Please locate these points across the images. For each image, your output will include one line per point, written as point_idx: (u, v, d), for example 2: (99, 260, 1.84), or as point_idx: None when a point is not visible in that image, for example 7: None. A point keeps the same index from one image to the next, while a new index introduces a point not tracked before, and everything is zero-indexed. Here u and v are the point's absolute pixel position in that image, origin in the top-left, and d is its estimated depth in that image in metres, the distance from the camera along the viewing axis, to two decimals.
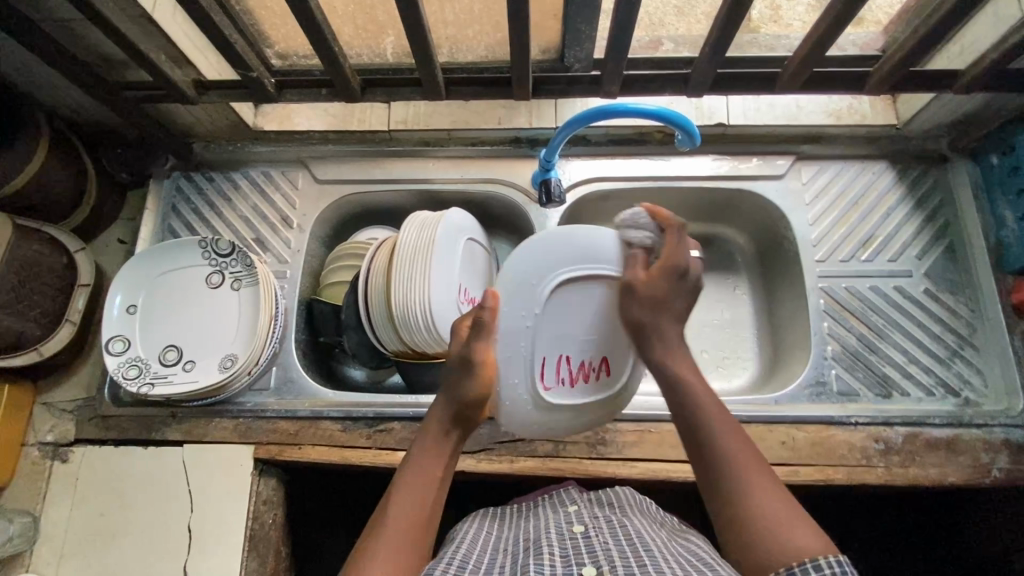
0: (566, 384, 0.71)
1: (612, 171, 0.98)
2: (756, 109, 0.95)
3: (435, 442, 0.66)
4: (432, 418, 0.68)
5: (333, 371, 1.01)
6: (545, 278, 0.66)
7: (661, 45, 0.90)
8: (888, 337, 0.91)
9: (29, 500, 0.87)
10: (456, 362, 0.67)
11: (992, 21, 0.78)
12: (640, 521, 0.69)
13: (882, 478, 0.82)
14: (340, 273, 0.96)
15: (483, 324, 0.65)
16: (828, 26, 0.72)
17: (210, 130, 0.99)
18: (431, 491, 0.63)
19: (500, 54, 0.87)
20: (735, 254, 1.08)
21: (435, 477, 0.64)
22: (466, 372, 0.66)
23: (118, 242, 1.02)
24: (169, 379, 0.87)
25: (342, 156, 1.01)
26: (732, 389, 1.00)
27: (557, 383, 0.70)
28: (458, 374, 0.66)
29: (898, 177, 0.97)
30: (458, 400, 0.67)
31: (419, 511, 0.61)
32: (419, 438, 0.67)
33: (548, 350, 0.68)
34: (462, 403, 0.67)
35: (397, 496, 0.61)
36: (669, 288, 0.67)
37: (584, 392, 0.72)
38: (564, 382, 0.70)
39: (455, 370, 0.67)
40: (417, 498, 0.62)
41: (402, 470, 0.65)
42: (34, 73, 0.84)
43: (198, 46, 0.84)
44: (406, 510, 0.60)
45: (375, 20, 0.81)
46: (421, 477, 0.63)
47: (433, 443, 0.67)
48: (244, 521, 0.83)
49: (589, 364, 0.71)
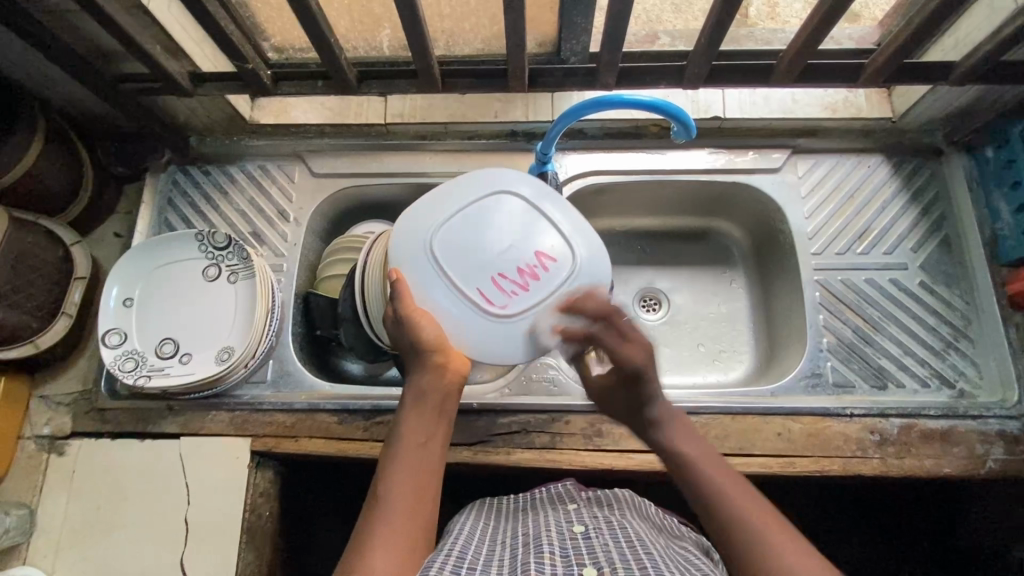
0: (520, 292, 0.68)
1: (609, 164, 0.98)
2: (752, 102, 0.96)
3: (410, 410, 0.63)
4: (406, 390, 0.65)
5: (331, 364, 1.01)
6: (414, 241, 0.69)
7: (658, 40, 0.91)
8: (884, 330, 0.92)
9: (25, 492, 0.87)
10: (398, 326, 0.67)
11: (987, 13, 0.78)
12: (638, 522, 0.69)
13: (877, 469, 0.83)
14: (336, 267, 0.96)
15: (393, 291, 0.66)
16: (822, 19, 0.72)
17: (207, 124, 0.99)
18: (419, 461, 0.59)
19: (496, 47, 0.88)
20: (731, 248, 1.08)
21: (417, 445, 0.60)
22: (407, 327, 0.66)
23: (114, 235, 1.02)
24: (165, 372, 0.87)
25: (339, 150, 1.01)
26: (729, 382, 1.00)
27: (511, 298, 0.68)
28: (403, 331, 0.66)
29: (893, 170, 0.98)
30: (417, 353, 0.66)
31: (411, 486, 0.57)
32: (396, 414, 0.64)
33: (473, 281, 0.68)
34: (421, 355, 0.65)
35: (386, 474, 0.58)
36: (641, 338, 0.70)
37: (544, 288, 0.68)
38: (517, 292, 0.68)
39: (398, 334, 0.67)
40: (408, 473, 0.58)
41: (387, 449, 0.61)
42: (31, 65, 0.84)
43: (195, 39, 0.84)
44: (399, 489, 0.57)
45: (371, 12, 0.82)
46: (406, 450, 0.60)
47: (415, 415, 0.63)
48: (241, 513, 0.83)
49: (527, 266, 0.68)
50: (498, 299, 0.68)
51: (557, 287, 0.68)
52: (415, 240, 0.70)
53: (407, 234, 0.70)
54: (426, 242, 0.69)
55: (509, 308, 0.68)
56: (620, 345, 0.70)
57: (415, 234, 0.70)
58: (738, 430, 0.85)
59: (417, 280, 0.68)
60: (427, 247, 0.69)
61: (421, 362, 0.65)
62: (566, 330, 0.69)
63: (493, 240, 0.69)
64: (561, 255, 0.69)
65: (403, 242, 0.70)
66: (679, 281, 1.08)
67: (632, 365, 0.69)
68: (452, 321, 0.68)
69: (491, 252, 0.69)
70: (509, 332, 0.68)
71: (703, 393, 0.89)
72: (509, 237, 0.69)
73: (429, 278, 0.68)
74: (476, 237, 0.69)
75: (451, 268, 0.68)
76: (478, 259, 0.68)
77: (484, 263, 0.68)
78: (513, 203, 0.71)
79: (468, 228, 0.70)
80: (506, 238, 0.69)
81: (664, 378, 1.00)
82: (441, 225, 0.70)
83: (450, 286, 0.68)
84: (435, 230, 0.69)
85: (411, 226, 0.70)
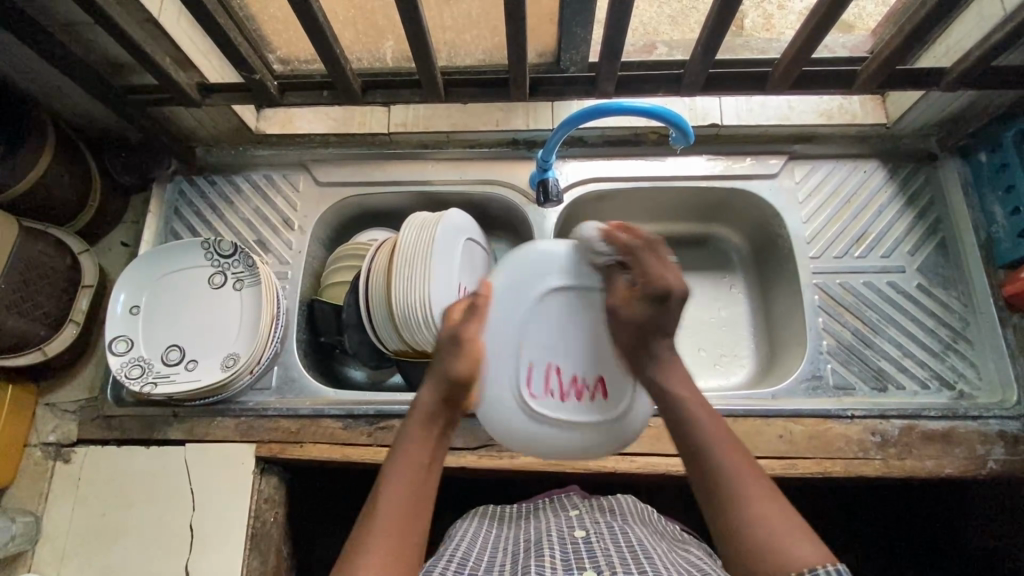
0: (555, 397, 0.69)
1: (608, 172, 1.00)
2: (748, 110, 0.97)
3: (419, 430, 0.65)
4: (416, 404, 0.66)
5: (333, 371, 1.02)
6: (513, 272, 0.70)
7: (655, 50, 0.92)
8: (882, 332, 0.92)
9: (31, 500, 0.87)
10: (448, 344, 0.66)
11: (977, 21, 0.80)
12: (640, 529, 0.69)
13: (879, 470, 0.83)
14: (340, 274, 0.97)
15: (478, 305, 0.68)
16: (814, 27, 0.73)
17: (213, 135, 1.01)
18: (419, 488, 0.61)
19: (497, 58, 0.90)
20: (731, 253, 1.09)
21: (423, 468, 0.63)
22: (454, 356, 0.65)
23: (121, 245, 1.04)
24: (172, 378, 0.88)
25: (342, 159, 1.03)
26: (729, 386, 1.01)
27: (545, 394, 0.69)
28: (448, 353, 0.66)
29: (889, 175, 0.99)
30: (446, 379, 0.65)
31: (408, 511, 0.59)
32: (405, 426, 0.65)
33: (535, 356, 0.69)
34: (452, 386, 0.65)
35: (385, 493, 0.60)
36: (669, 269, 0.69)
37: (577, 408, 0.69)
38: (552, 394, 0.69)
39: (443, 351, 0.66)
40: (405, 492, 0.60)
41: (391, 462, 0.63)
42: (42, 78, 0.86)
43: (203, 52, 0.86)
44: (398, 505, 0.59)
45: (375, 24, 0.84)
46: (409, 470, 0.62)
47: (420, 434, 0.64)
48: (246, 520, 0.84)
49: (581, 382, 0.70)
50: (531, 388, 0.68)
51: (587, 414, 0.69)
52: (516, 273, 0.70)
53: (518, 270, 0.70)
54: (530, 296, 0.69)
55: (537, 400, 0.68)
56: (656, 263, 0.69)
57: (531, 273, 0.70)
58: (740, 433, 0.85)
59: (501, 310, 0.69)
60: (531, 298, 0.69)
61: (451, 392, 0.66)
62: (610, 234, 0.70)
63: (578, 339, 0.71)
64: (616, 398, 0.69)
65: (520, 274, 0.70)
66: None
67: (666, 281, 0.68)
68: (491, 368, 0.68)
69: (564, 348, 0.70)
70: (518, 421, 0.68)
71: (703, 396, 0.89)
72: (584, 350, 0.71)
73: (505, 319, 0.69)
74: (563, 327, 0.70)
75: (525, 333, 0.69)
76: (555, 346, 0.70)
77: (550, 354, 0.70)
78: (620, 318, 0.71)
79: (564, 311, 0.70)
80: (587, 349, 0.71)
81: None
82: (560, 283, 0.70)
83: (513, 346, 0.69)
84: (550, 285, 0.70)
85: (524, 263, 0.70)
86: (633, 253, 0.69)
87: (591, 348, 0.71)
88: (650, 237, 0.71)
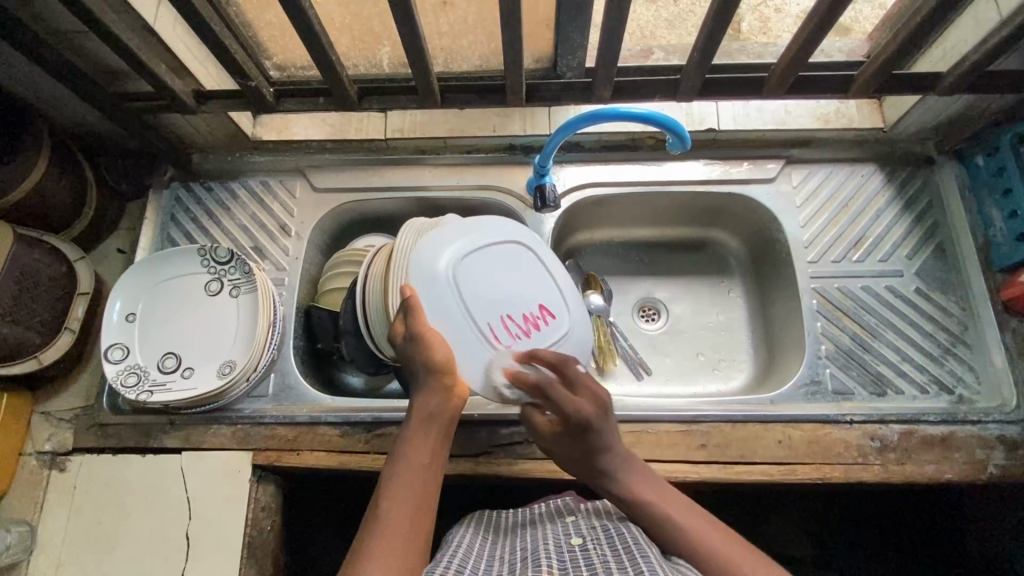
0: (523, 337, 0.79)
1: (605, 177, 1.00)
2: (745, 114, 0.97)
3: (416, 428, 0.67)
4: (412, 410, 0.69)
5: (330, 377, 1.02)
6: (427, 260, 0.77)
7: (652, 55, 0.93)
8: (881, 337, 0.92)
9: (26, 510, 0.87)
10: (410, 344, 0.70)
11: (973, 25, 0.80)
12: (637, 532, 0.69)
13: (878, 475, 0.83)
14: (337, 280, 0.97)
15: (411, 306, 0.70)
16: (811, 32, 0.73)
17: (209, 140, 1.01)
18: (420, 478, 0.63)
19: (494, 63, 0.90)
20: (729, 258, 1.09)
21: (421, 463, 0.64)
22: (420, 346, 0.69)
23: (117, 252, 1.03)
24: (168, 387, 0.87)
25: (339, 165, 1.02)
26: (728, 391, 1.01)
27: (515, 339, 0.78)
28: (414, 351, 0.70)
29: (886, 179, 0.99)
30: (425, 373, 0.69)
31: (412, 498, 0.61)
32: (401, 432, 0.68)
33: (489, 317, 0.77)
34: (433, 379, 0.69)
35: (388, 488, 0.62)
36: (590, 400, 0.72)
37: (541, 337, 0.81)
38: (520, 336, 0.79)
39: (411, 352, 0.70)
40: (407, 482, 0.62)
41: (393, 462, 0.65)
42: (36, 85, 0.85)
43: (200, 59, 0.86)
44: (399, 495, 0.61)
45: (371, 30, 0.84)
46: (410, 465, 0.64)
47: (416, 434, 0.67)
48: (242, 528, 0.83)
49: (530, 315, 0.81)
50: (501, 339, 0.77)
51: (548, 341, 0.81)
52: (428, 261, 0.77)
53: (429, 252, 0.77)
54: (451, 271, 0.77)
55: (514, 347, 0.78)
56: (569, 397, 0.72)
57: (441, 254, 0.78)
58: (738, 438, 0.85)
59: (436, 301, 0.75)
60: (455, 274, 0.77)
61: (432, 384, 0.69)
62: (520, 379, 0.74)
63: (512, 284, 0.81)
64: (559, 311, 0.83)
65: (429, 260, 0.77)
66: (677, 292, 1.09)
67: (579, 417, 0.71)
68: (464, 348, 0.75)
69: (503, 296, 0.80)
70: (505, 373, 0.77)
71: (701, 402, 0.89)
72: (517, 287, 0.81)
73: (445, 300, 0.76)
74: (494, 279, 0.80)
75: (471, 306, 0.77)
76: (496, 298, 0.79)
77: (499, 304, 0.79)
78: (525, 255, 0.84)
79: (487, 267, 0.80)
80: (524, 286, 0.82)
81: (665, 387, 1.01)
82: (469, 251, 0.80)
83: (466, 319, 0.76)
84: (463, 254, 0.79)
85: (433, 244, 0.78)
86: (546, 394, 0.72)
87: (521, 285, 0.82)
88: (556, 365, 0.74)
